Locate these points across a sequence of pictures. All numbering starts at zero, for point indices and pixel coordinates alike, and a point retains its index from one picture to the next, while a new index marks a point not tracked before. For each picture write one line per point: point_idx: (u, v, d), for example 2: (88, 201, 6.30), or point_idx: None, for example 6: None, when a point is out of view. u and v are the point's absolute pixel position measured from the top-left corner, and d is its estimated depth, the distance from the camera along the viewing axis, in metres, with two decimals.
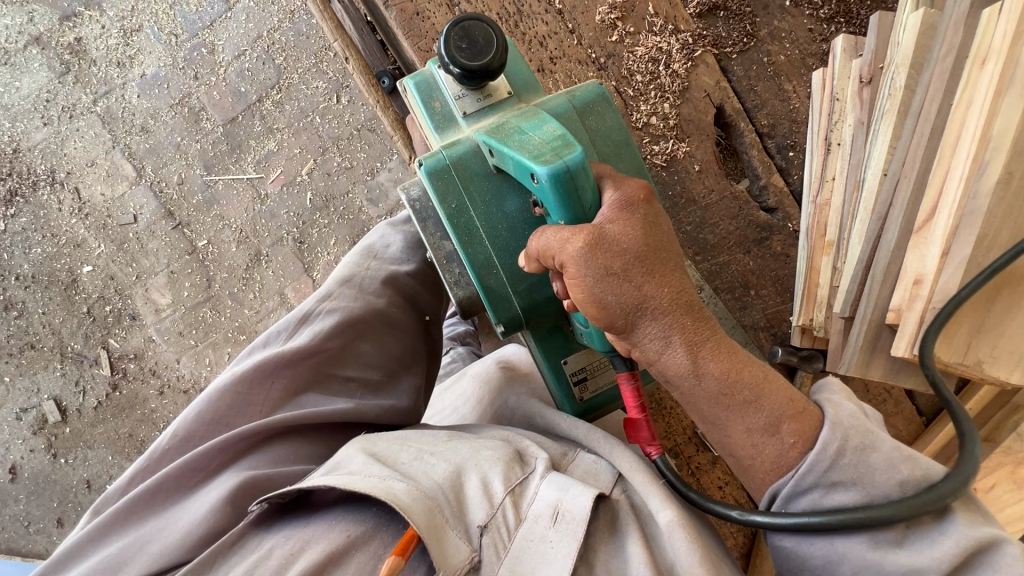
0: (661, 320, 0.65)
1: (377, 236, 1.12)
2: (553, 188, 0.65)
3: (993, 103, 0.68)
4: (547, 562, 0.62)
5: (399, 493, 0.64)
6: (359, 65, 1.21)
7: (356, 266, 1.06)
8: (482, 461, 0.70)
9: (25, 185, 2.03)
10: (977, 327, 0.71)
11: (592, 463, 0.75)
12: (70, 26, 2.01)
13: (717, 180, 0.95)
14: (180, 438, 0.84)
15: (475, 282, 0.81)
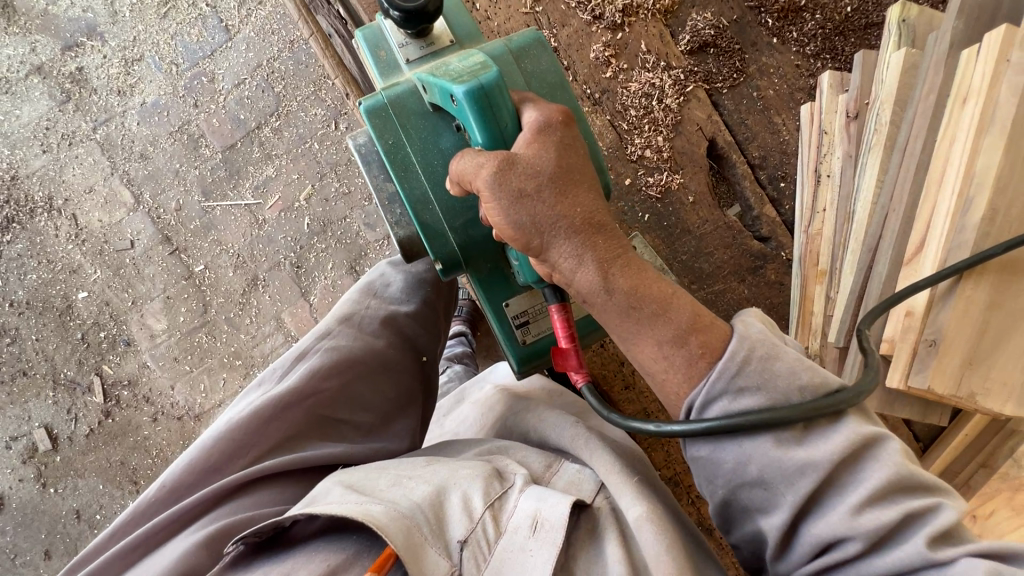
0: (572, 238, 0.64)
1: (378, 275, 1.15)
2: (471, 107, 0.67)
3: (976, 140, 0.70)
4: (527, 570, 0.62)
5: (375, 513, 0.63)
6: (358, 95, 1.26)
7: (356, 306, 1.07)
8: (461, 479, 0.70)
9: (23, 212, 2.03)
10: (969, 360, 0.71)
11: (575, 472, 0.75)
12: (72, 56, 2.03)
13: (711, 211, 0.97)
14: (171, 487, 0.83)
15: (412, 219, 0.84)
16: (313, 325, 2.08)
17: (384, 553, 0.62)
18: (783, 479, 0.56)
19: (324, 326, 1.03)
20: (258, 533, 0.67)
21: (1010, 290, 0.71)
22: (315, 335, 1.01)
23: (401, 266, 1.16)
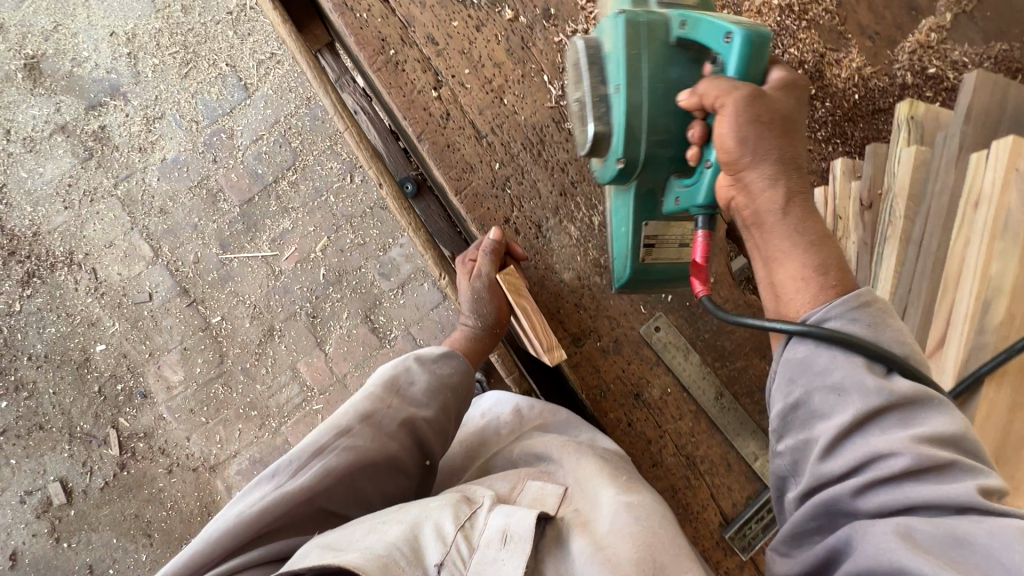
0: (774, 165, 0.67)
1: (407, 362, 0.93)
2: (743, 47, 0.67)
3: (988, 245, 0.74)
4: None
5: (346, 557, 0.59)
6: (392, 191, 1.12)
7: (377, 400, 0.87)
8: (432, 510, 0.67)
9: (43, 267, 2.06)
10: (994, 458, 0.71)
11: (539, 489, 0.76)
12: (95, 114, 2.08)
13: (731, 290, 1.01)
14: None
15: (617, 116, 0.75)
16: (327, 375, 2.10)
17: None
18: (865, 396, 0.55)
19: (342, 418, 0.83)
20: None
21: None
22: (329, 429, 0.81)
23: (432, 360, 0.95)
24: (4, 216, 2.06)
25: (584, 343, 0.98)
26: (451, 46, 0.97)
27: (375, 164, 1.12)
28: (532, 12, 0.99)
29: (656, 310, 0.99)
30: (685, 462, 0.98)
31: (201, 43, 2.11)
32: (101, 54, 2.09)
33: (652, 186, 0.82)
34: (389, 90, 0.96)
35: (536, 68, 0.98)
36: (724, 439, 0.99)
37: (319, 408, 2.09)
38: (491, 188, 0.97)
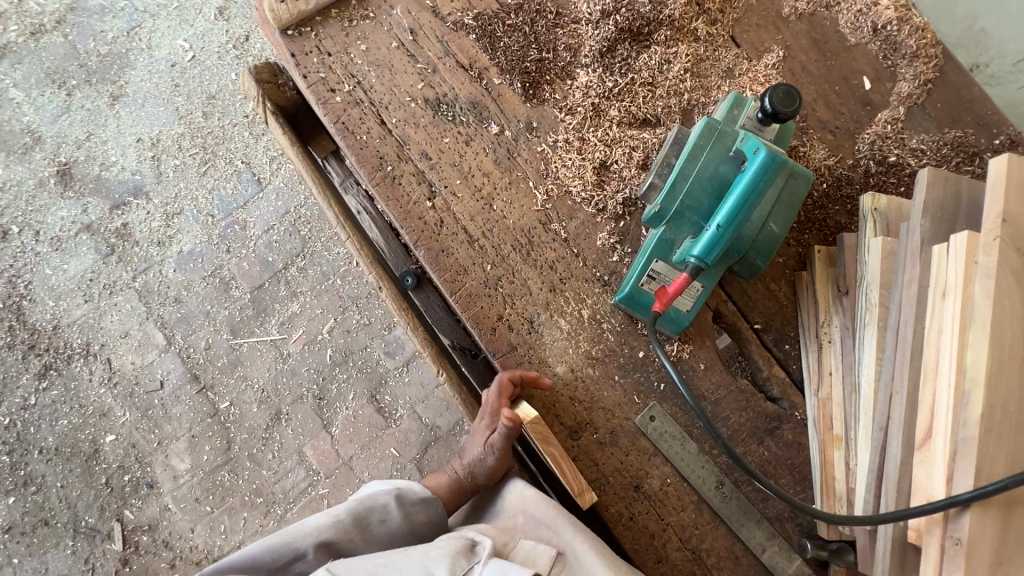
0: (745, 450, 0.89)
1: (385, 498, 0.99)
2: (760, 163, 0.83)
3: (960, 333, 0.75)
4: None
5: None
6: (393, 296, 1.20)
7: (341, 534, 0.94)
8: (431, 560, 0.83)
9: (60, 359, 2.12)
10: (997, 558, 0.67)
11: (531, 548, 0.91)
12: (119, 213, 2.22)
13: (723, 376, 1.03)
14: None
15: (673, 165, 0.92)
16: (333, 457, 2.10)
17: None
18: None
19: (305, 541, 0.91)
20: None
21: None
22: (294, 548, 0.90)
23: (410, 501, 1.01)
24: (25, 312, 2.13)
25: (580, 436, 0.99)
26: (444, 160, 1.06)
27: (375, 269, 1.21)
28: (516, 125, 1.08)
29: (650, 400, 1.01)
30: (690, 557, 0.97)
31: (219, 144, 2.28)
32: (128, 158, 2.25)
33: (669, 240, 0.94)
34: (387, 202, 1.03)
35: (522, 175, 1.06)
36: (729, 531, 0.98)
37: (324, 492, 2.06)
38: (484, 288, 1.02)
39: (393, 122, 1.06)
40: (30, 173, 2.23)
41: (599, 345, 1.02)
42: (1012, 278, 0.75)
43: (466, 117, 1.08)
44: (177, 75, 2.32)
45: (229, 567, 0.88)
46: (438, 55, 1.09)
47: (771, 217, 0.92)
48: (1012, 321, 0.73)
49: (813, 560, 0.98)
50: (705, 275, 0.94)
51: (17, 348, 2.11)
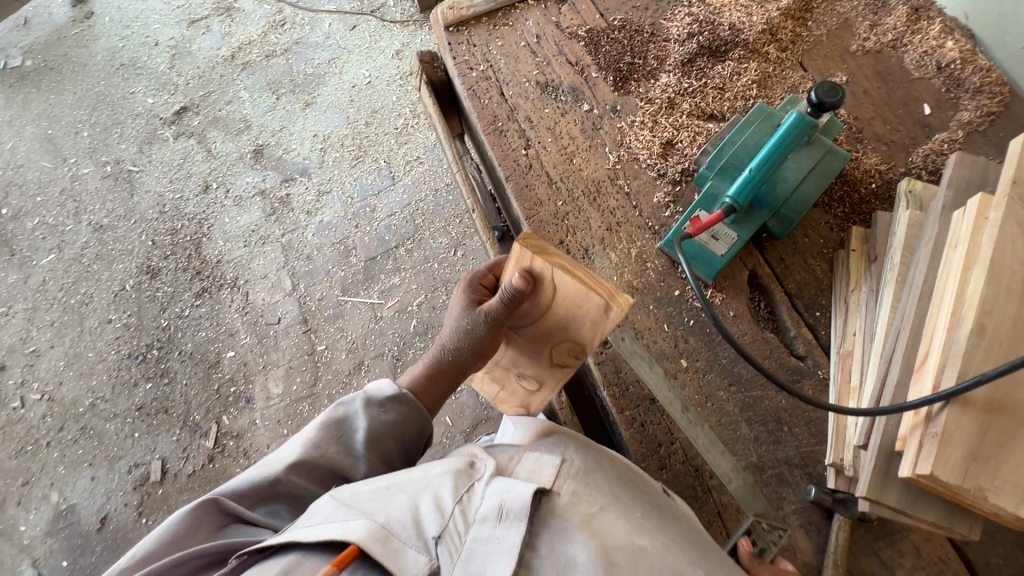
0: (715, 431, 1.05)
1: (355, 406, 0.99)
2: (790, 123, 1.02)
3: (963, 271, 0.84)
4: (494, 557, 0.71)
5: (354, 530, 0.72)
6: (482, 223, 1.45)
7: (316, 449, 0.93)
8: (433, 482, 0.80)
9: (215, 286, 2.66)
10: (972, 452, 0.72)
11: (534, 464, 0.83)
12: (286, 186, 2.83)
13: (750, 326, 1.13)
14: (140, 559, 0.81)
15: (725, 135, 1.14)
16: None
17: (347, 550, 0.70)
18: None
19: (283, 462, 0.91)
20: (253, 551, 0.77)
21: (1012, 397, 0.74)
22: (270, 473, 0.90)
23: (381, 404, 1.00)
24: (203, 245, 2.75)
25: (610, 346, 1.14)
26: (542, 124, 1.36)
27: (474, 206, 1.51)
28: (603, 106, 1.36)
29: (678, 331, 1.14)
30: (693, 473, 1.05)
31: (371, 146, 2.85)
32: (304, 147, 2.90)
33: (714, 192, 1.13)
34: (493, 148, 1.34)
35: (601, 143, 1.33)
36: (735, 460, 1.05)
37: None
38: (553, 218, 1.26)
39: (509, 95, 1.40)
40: (236, 149, 2.95)
41: (641, 278, 1.20)
42: (1019, 229, 0.83)
43: (565, 98, 1.38)
44: (354, 94, 2.99)
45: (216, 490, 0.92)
46: (553, 54, 1.44)
47: (805, 182, 1.08)
48: (1014, 262, 0.82)
49: (816, 507, 1.01)
50: (739, 225, 1.11)
51: (190, 271, 2.70)
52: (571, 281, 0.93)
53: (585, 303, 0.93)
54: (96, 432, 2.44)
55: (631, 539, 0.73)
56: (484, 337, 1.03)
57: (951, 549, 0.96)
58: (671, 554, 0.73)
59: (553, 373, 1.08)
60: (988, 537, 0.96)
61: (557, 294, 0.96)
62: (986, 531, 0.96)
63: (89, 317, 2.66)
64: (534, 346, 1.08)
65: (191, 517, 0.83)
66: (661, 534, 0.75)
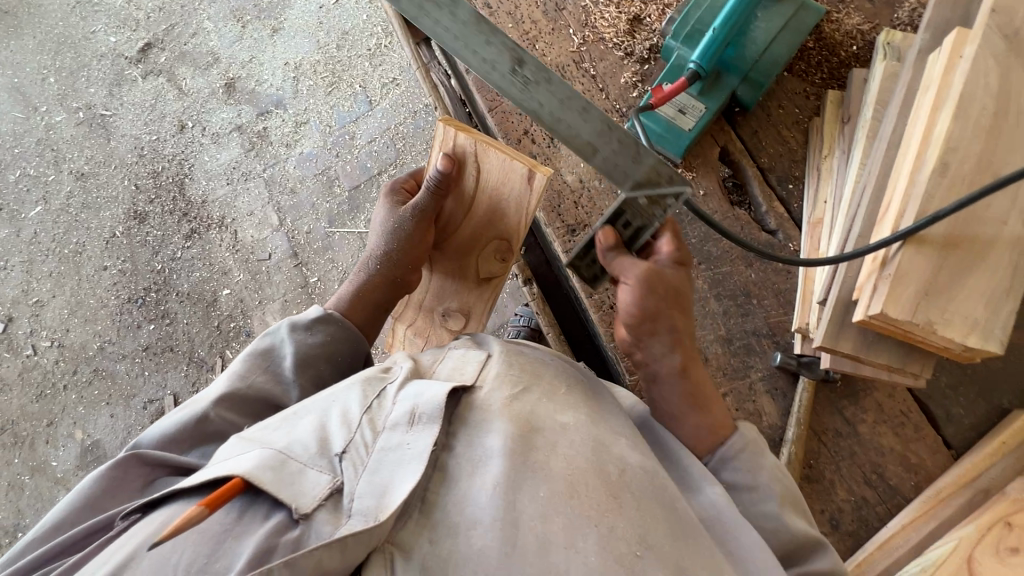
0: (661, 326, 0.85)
1: (281, 334, 0.91)
2: None
3: (931, 111, 0.80)
4: (405, 462, 0.64)
5: (244, 461, 0.61)
6: None
7: (243, 382, 0.85)
8: (340, 399, 0.73)
9: (203, 226, 2.54)
10: (924, 288, 0.72)
11: (456, 366, 0.81)
12: (262, 119, 2.66)
13: (720, 203, 1.11)
14: (49, 528, 0.68)
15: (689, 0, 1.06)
16: None
17: (228, 485, 0.58)
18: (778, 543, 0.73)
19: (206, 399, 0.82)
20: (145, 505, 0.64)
21: (968, 232, 0.73)
22: (194, 410, 0.81)
23: (306, 328, 0.92)
24: (187, 184, 2.60)
25: (577, 234, 1.13)
26: (502, 9, 1.27)
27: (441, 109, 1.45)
28: None
29: None
30: None
31: (345, 71, 2.69)
32: (276, 77, 2.71)
33: (678, 64, 1.07)
34: None
35: (564, 25, 1.24)
36: (705, 334, 1.05)
37: None
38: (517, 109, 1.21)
39: None
40: (206, 84, 2.73)
41: None
42: (993, 60, 0.78)
43: None
44: (322, 16, 2.80)
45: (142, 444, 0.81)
46: None
47: (775, 43, 1.02)
48: (984, 95, 0.77)
49: (782, 373, 1.02)
50: (706, 95, 1.05)
51: (176, 213, 2.56)
52: (499, 155, 1.01)
53: (510, 176, 1.01)
54: (106, 373, 2.37)
55: (553, 418, 0.72)
56: (414, 231, 1.02)
57: (911, 402, 0.99)
58: (592, 431, 0.72)
59: (486, 266, 1.10)
60: (952, 389, 1.00)
61: (483, 169, 1.03)
62: (949, 383, 1.00)
63: (84, 265, 2.52)
64: (464, 247, 1.11)
65: (110, 473, 0.72)
66: (583, 412, 0.75)
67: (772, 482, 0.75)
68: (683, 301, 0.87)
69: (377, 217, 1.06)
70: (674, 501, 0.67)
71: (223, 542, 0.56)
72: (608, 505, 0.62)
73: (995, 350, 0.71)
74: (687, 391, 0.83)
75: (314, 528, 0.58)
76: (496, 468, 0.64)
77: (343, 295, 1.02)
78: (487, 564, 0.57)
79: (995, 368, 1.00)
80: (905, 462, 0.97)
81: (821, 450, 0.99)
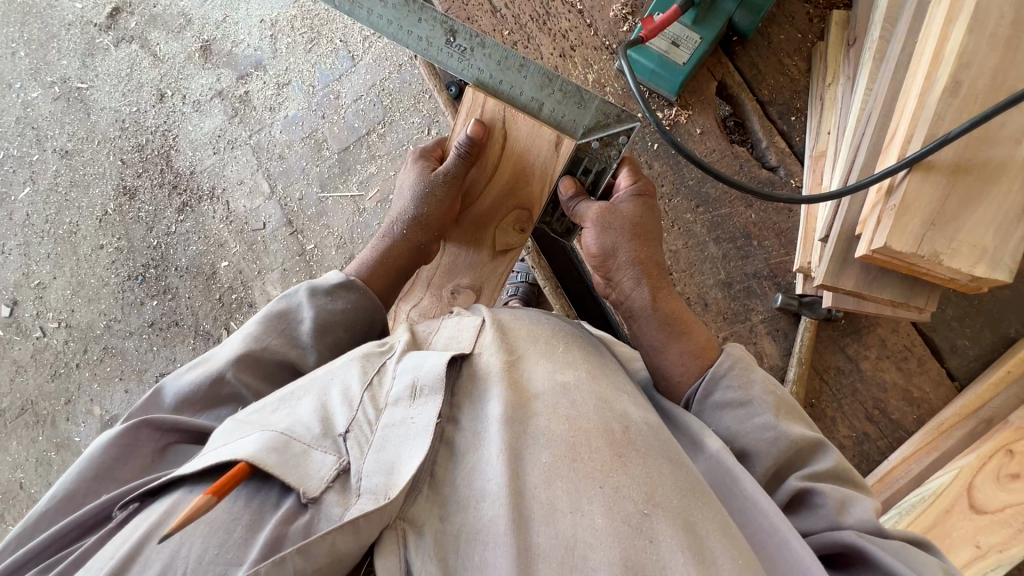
0: (634, 269, 0.88)
1: (300, 297, 0.90)
2: None
3: (944, 25, 0.73)
4: (408, 436, 0.63)
5: (247, 445, 0.60)
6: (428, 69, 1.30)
7: (261, 345, 0.83)
8: (340, 379, 0.72)
9: (194, 199, 2.48)
10: (930, 217, 0.69)
11: (453, 335, 0.81)
12: (243, 83, 2.53)
13: (718, 142, 1.06)
14: (58, 500, 0.66)
15: None
16: None
17: (234, 469, 0.57)
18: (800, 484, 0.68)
19: (221, 361, 0.81)
20: (145, 494, 0.62)
21: (979, 156, 0.69)
22: (211, 371, 0.80)
23: (327, 294, 0.90)
24: (173, 157, 2.52)
25: None
26: None
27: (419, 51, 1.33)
28: None
29: (643, 157, 1.07)
30: None
31: (323, 24, 2.50)
32: (253, 37, 2.55)
33: None
34: None
35: None
36: (704, 279, 1.03)
37: None
38: None
39: None
40: (181, 48, 2.59)
41: None
42: None
43: None
44: None
45: (154, 407, 0.79)
46: None
47: None
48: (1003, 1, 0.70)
49: (784, 314, 1.00)
50: (702, 24, 0.97)
51: (166, 187, 2.50)
52: (528, 121, 0.96)
53: (538, 142, 0.96)
54: (116, 350, 2.39)
55: (552, 378, 0.72)
56: (442, 200, 0.98)
57: (916, 336, 0.98)
58: (592, 390, 0.71)
59: (502, 239, 1.03)
60: (957, 321, 0.98)
61: (510, 136, 0.98)
62: (955, 316, 0.98)
63: (81, 245, 2.50)
64: (482, 218, 1.04)
65: (117, 443, 0.71)
66: (583, 369, 0.75)
67: (766, 395, 0.73)
68: (650, 231, 0.91)
69: (408, 180, 1.02)
70: (678, 458, 0.66)
71: (234, 530, 0.55)
72: (612, 464, 0.61)
73: (1002, 278, 0.68)
74: (661, 319, 0.86)
75: (323, 512, 0.57)
76: (498, 435, 0.64)
77: (368, 259, 0.99)
78: (498, 532, 0.56)
79: (1002, 298, 0.97)
80: (908, 397, 0.97)
81: (822, 388, 0.98)
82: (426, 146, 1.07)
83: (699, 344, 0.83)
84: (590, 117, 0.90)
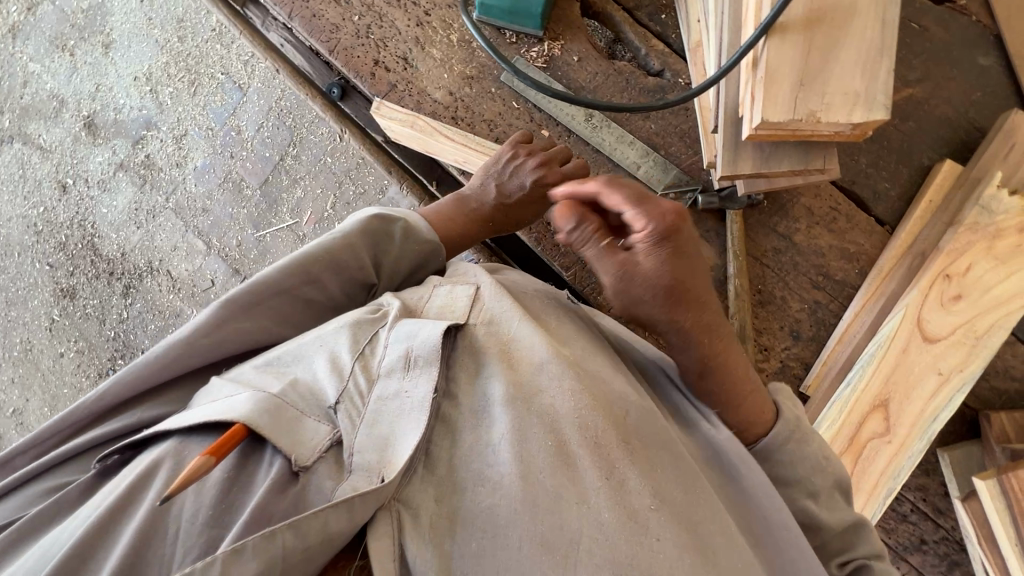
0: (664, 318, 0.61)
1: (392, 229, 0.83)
2: None
3: None
4: (407, 412, 0.59)
5: (241, 408, 0.57)
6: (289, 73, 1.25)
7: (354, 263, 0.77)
8: (338, 343, 0.67)
9: (135, 278, 2.35)
10: (799, 79, 0.67)
11: (450, 297, 0.74)
12: (140, 147, 2.35)
13: (599, 63, 1.03)
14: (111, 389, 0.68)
15: None
16: None
17: (232, 431, 0.54)
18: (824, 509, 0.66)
19: (297, 265, 0.74)
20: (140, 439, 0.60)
21: (828, 5, 0.68)
22: (286, 283, 0.73)
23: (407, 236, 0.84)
24: (98, 244, 2.40)
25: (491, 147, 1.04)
26: None
27: (279, 61, 1.27)
28: None
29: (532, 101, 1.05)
30: None
31: (199, 62, 2.25)
32: (132, 98, 2.35)
33: None
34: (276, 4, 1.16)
35: None
36: None
37: None
38: (358, 39, 1.11)
39: None
40: (66, 132, 2.45)
41: (472, 63, 1.07)
42: None
43: None
44: (147, 7, 2.31)
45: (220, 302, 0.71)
46: None
47: None
48: None
49: (710, 213, 1.01)
50: None
51: (103, 275, 2.38)
52: None
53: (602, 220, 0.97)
54: None
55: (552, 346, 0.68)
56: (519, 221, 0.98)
57: (838, 195, 0.98)
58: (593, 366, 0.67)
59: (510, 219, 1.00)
60: (873, 167, 0.98)
61: None
62: (869, 162, 0.98)
63: (42, 358, 2.42)
64: None
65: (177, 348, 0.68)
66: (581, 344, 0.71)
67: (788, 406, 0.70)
68: (685, 285, 0.60)
69: (527, 193, 0.93)
70: (677, 444, 0.64)
71: (224, 488, 0.54)
72: (619, 451, 0.59)
73: (881, 118, 0.66)
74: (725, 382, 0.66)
75: (314, 484, 0.55)
76: (504, 419, 0.61)
77: (444, 208, 0.92)
78: (498, 522, 0.54)
79: (909, 131, 0.97)
80: (845, 254, 0.98)
81: (765, 271, 0.99)
82: (567, 167, 0.94)
83: (754, 410, 0.67)
84: (670, 177, 1.00)
